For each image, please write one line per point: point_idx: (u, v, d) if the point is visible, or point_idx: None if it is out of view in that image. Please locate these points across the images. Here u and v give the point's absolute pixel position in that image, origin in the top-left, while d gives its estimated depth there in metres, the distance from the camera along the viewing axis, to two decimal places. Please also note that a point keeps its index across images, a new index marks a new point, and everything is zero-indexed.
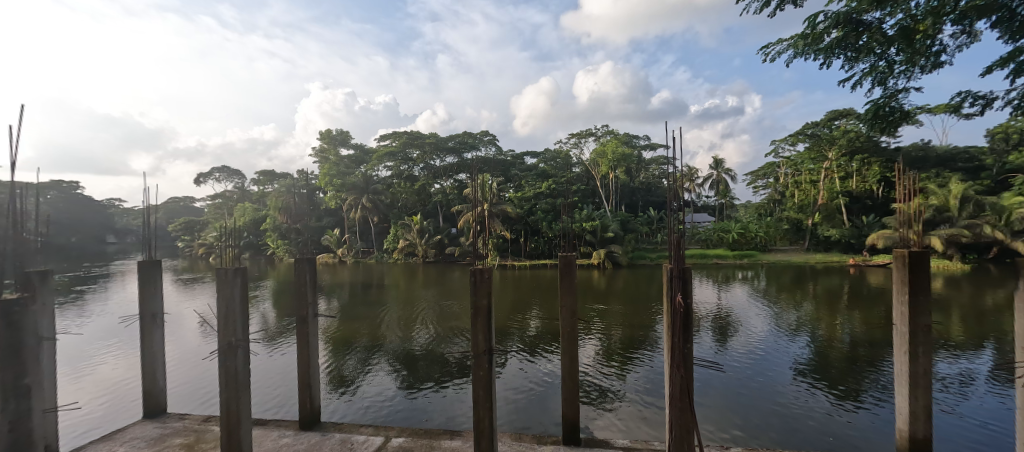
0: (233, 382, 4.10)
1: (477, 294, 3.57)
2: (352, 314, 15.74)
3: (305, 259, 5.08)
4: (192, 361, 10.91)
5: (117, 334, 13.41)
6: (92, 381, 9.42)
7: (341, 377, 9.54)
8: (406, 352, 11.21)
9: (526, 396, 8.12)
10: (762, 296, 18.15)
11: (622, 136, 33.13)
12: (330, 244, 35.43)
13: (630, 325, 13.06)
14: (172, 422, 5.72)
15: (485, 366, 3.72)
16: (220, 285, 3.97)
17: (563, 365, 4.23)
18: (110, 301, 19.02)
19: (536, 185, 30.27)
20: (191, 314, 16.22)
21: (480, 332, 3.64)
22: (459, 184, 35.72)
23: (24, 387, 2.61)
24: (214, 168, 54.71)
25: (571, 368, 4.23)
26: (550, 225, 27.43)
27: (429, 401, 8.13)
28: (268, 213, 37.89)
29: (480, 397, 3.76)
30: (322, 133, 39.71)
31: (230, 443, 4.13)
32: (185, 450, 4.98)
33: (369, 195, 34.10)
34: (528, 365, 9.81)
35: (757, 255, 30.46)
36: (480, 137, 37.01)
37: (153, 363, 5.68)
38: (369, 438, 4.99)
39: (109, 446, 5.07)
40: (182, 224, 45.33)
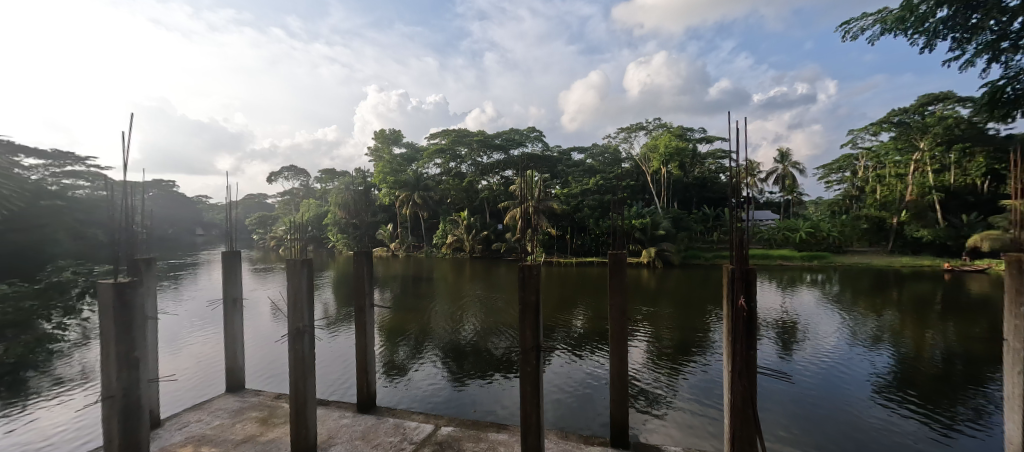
0: (301, 364, 4.43)
1: (526, 290, 3.57)
2: (404, 305, 16.51)
3: (363, 252, 5.35)
4: (266, 342, 12.02)
5: (205, 315, 15.11)
6: (184, 357, 10.66)
7: (393, 365, 10.01)
8: (453, 344, 11.50)
9: (573, 395, 8.04)
10: (834, 302, 16.53)
11: (676, 128, 31.55)
12: (384, 239, 37.33)
13: (682, 328, 12.42)
14: (249, 397, 6.33)
15: (533, 363, 3.72)
16: (290, 275, 4.33)
17: (612, 368, 4.11)
18: (199, 287, 21.41)
19: (583, 181, 29.81)
20: (264, 301, 17.82)
21: (528, 328, 3.66)
22: (505, 181, 36.01)
23: (133, 360, 2.98)
24: (283, 168, 59.65)
25: (620, 371, 4.09)
26: (597, 223, 26.89)
27: (476, 394, 8.30)
28: (329, 209, 40.67)
29: (528, 393, 3.76)
30: (377, 133, 41.78)
31: (297, 422, 4.46)
32: (260, 423, 5.48)
33: (420, 191, 35.39)
34: (575, 363, 9.69)
35: (829, 256, 27.74)
36: (527, 133, 36.99)
37: (234, 343, 6.30)
38: (421, 425, 5.19)
39: (199, 415, 5.72)
40: (257, 218, 49.96)
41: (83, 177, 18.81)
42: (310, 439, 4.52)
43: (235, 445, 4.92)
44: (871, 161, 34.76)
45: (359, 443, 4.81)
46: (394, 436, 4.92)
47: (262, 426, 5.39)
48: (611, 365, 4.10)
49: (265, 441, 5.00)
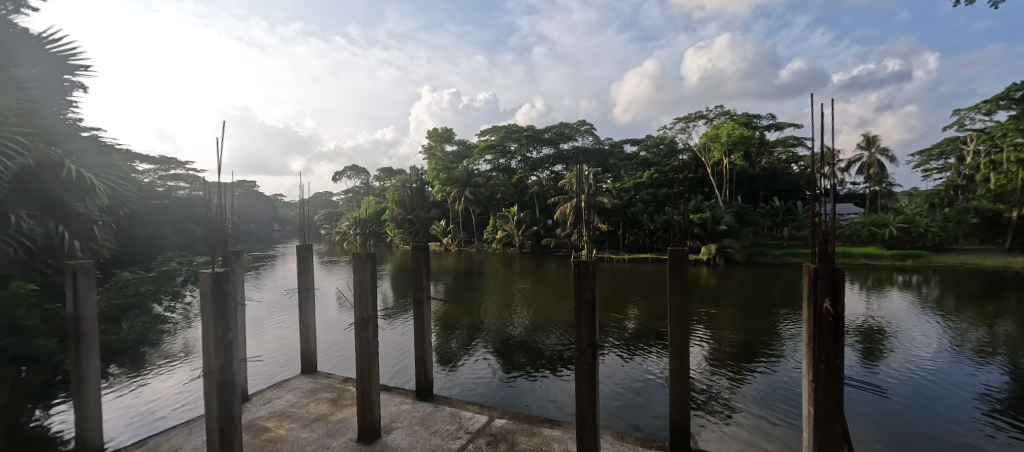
0: (366, 351, 4.70)
1: (581, 286, 3.48)
2: (456, 298, 17.05)
3: (421, 246, 5.54)
4: (334, 329, 12.99)
5: (281, 303, 16.65)
6: (265, 340, 11.83)
7: (447, 356, 10.36)
8: (503, 338, 11.63)
9: (628, 395, 7.79)
10: (932, 307, 14.49)
11: (740, 115, 29.10)
12: (438, 234, 38.76)
13: (747, 331, 11.55)
14: (320, 378, 6.86)
15: (589, 361, 3.62)
16: (356, 267, 4.63)
17: (671, 369, 3.89)
18: (275, 277, 23.63)
19: (636, 174, 28.47)
20: (331, 291, 19.27)
21: (584, 325, 3.57)
22: (555, 177, 35.64)
23: (227, 341, 3.31)
24: (346, 167, 63.78)
25: (681, 373, 3.85)
26: (652, 218, 25.72)
27: (527, 388, 8.33)
28: (387, 206, 42.87)
29: (583, 392, 3.69)
30: (430, 132, 43.24)
31: (363, 405, 4.72)
32: (331, 403, 5.92)
33: (471, 188, 36.18)
34: (629, 362, 9.38)
35: (926, 255, 24.30)
36: (577, 127, 36.25)
37: (308, 329, 6.87)
38: (475, 415, 5.30)
39: (280, 393, 6.31)
40: (324, 215, 54.03)
41: (182, 179, 21.46)
42: (374, 422, 4.78)
43: (309, 422, 5.37)
44: (985, 145, 29.73)
45: (418, 429, 5.03)
46: (450, 425, 5.08)
47: (331, 406, 5.81)
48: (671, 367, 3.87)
49: (335, 420, 5.39)
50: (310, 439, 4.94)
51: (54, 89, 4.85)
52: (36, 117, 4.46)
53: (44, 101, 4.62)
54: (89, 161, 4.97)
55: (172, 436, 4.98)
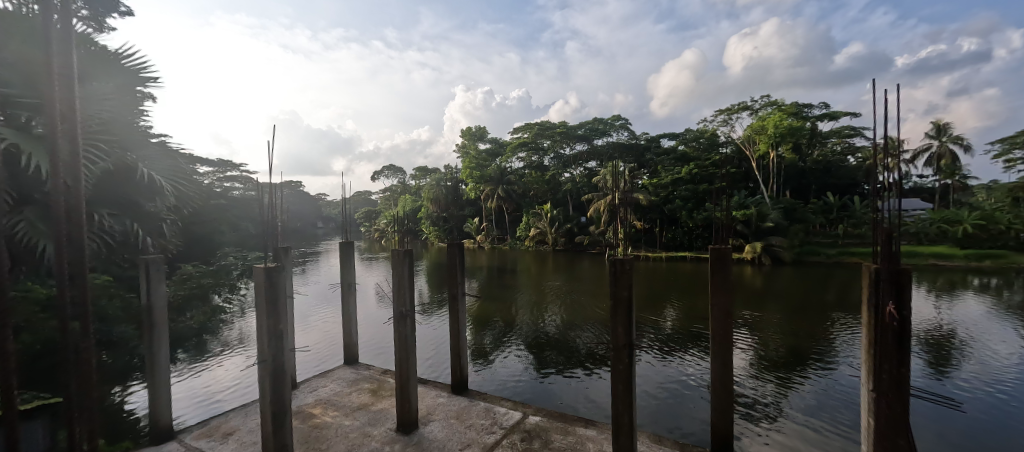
0: (404, 345, 4.85)
1: (618, 285, 3.41)
2: (490, 295, 17.21)
3: (456, 244, 5.61)
4: (374, 323, 13.49)
5: (325, 297, 17.52)
6: (311, 331, 12.49)
7: (481, 352, 10.50)
8: (536, 336, 11.61)
9: (665, 396, 7.58)
10: (1015, 313, 12.99)
11: (790, 105, 27.26)
12: (472, 231, 39.31)
13: (796, 335, 10.87)
14: (362, 369, 7.16)
15: (625, 361, 3.54)
16: (394, 263, 4.78)
17: (713, 374, 3.70)
18: (319, 272, 24.89)
19: (674, 169, 27.41)
20: (370, 286, 20.02)
21: (621, 325, 3.49)
22: (589, 173, 35.06)
23: (278, 332, 3.52)
24: (384, 167, 65.88)
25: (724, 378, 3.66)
26: (691, 216, 24.68)
27: (560, 386, 8.30)
28: (423, 204, 43.93)
29: (620, 392, 3.62)
30: (464, 131, 43.76)
31: (401, 397, 4.88)
32: (371, 394, 6.16)
33: (504, 185, 36.36)
34: (666, 364, 9.10)
35: (1009, 255, 21.78)
36: (612, 122, 35.42)
37: (350, 322, 7.18)
38: (509, 411, 5.34)
39: (325, 381, 6.66)
40: (364, 213, 56.24)
41: (237, 180, 23.05)
42: (412, 413, 4.93)
43: (352, 411, 5.62)
44: None
45: (454, 422, 5.14)
46: (485, 420, 5.15)
47: (372, 396, 6.05)
48: (712, 371, 3.70)
49: (376, 410, 5.62)
50: (353, 427, 5.18)
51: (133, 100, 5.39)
52: (115, 127, 4.93)
53: (123, 112, 5.14)
54: (158, 166, 5.43)
55: (231, 418, 5.38)
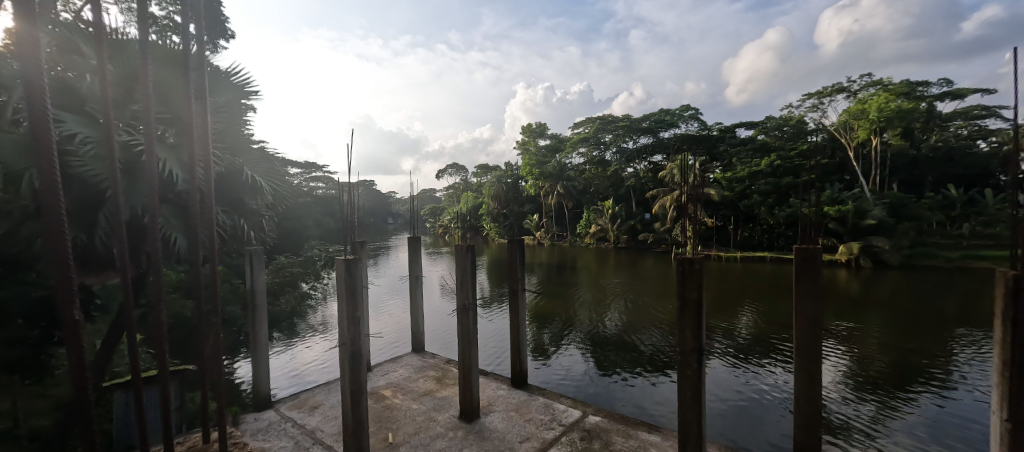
0: (467, 336, 5.04)
1: (686, 286, 3.22)
2: (549, 292, 17.23)
3: (516, 240, 5.68)
4: (439, 315, 14.16)
5: (395, 288, 18.73)
6: (383, 319, 13.45)
7: (540, 348, 10.55)
8: (597, 335, 11.40)
9: (738, 408, 7.04)
10: None
11: (900, 84, 23.54)
12: (531, 228, 39.55)
13: (902, 352, 9.46)
14: (428, 357, 7.56)
15: (694, 366, 3.35)
16: (458, 258, 4.99)
17: (797, 390, 3.32)
18: (389, 265, 26.68)
19: (752, 161, 25.12)
20: (435, 279, 21.02)
21: (689, 328, 3.32)
22: (654, 167, 33.41)
23: (356, 319, 3.84)
24: (447, 165, 68.50)
25: (812, 396, 3.25)
26: (772, 213, 22.44)
27: (621, 388, 8.08)
28: (484, 201, 45.03)
29: (688, 399, 3.43)
30: (524, 128, 43.96)
31: (465, 387, 5.07)
32: (436, 381, 6.49)
33: (563, 181, 36.04)
34: (741, 373, 8.45)
35: None
36: (680, 112, 33.38)
37: (417, 312, 7.60)
38: (569, 409, 5.31)
39: (395, 367, 7.13)
40: (429, 210, 59.08)
41: (320, 180, 25.45)
42: (475, 403, 5.11)
43: (419, 396, 5.98)
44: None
45: (514, 415, 5.25)
46: (544, 415, 5.19)
47: (437, 384, 6.38)
48: (796, 386, 3.32)
49: (441, 397, 5.92)
50: (420, 411, 5.50)
51: (241, 113, 6.22)
52: (226, 136, 5.70)
53: (232, 123, 5.93)
54: (259, 169, 6.19)
55: (316, 393, 5.99)
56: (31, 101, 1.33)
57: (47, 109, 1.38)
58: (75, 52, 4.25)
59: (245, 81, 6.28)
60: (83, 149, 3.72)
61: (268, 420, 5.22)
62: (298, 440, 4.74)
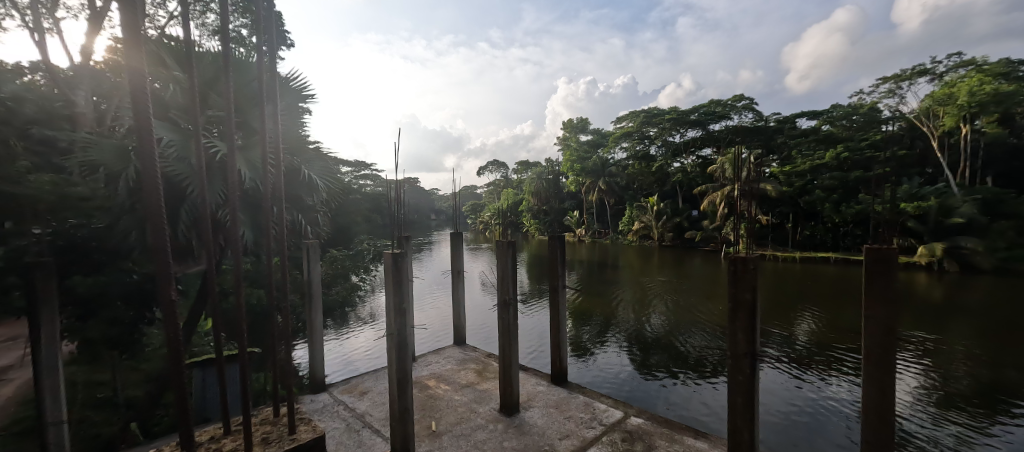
0: (507, 332, 5.07)
1: (738, 287, 3.03)
2: (590, 289, 17.01)
3: (557, 237, 5.62)
4: (480, 309, 14.41)
5: (438, 282, 19.30)
6: (426, 312, 13.90)
7: (580, 346, 10.44)
8: (640, 335, 11.08)
9: (796, 420, 6.58)
10: None
11: (998, 63, 20.63)
12: (572, 225, 39.17)
13: (996, 368, 8.35)
14: (469, 350, 7.71)
15: (746, 372, 3.16)
16: (498, 253, 5.04)
17: (864, 417, 2.84)
18: (432, 260, 27.54)
19: (814, 153, 23.22)
20: (476, 275, 21.42)
21: (741, 332, 3.12)
22: (703, 162, 31.81)
23: (402, 310, 4.00)
24: (489, 162, 69.31)
25: (884, 427, 2.74)
26: (837, 210, 20.63)
27: (664, 391, 7.80)
28: (524, 197, 45.18)
29: (738, 405, 3.25)
30: (565, 123, 43.47)
31: (505, 381, 5.12)
32: (477, 374, 6.62)
33: (605, 177, 35.34)
34: (798, 382, 7.87)
35: None
36: (733, 103, 31.51)
37: (459, 306, 7.77)
38: (609, 409, 5.21)
39: (438, 358, 7.35)
40: (471, 206, 60.18)
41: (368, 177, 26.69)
42: (515, 397, 5.15)
43: (461, 387, 6.13)
44: None
45: (553, 412, 5.24)
46: (585, 414, 5.13)
47: (478, 376, 6.49)
48: (864, 412, 2.84)
49: (482, 389, 6.03)
50: (462, 402, 5.64)
51: (298, 115, 6.61)
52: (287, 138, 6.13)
53: (292, 126, 6.36)
54: (315, 168, 6.58)
55: (365, 379, 6.33)
56: (136, 109, 1.44)
57: (151, 117, 1.48)
58: (159, 63, 4.69)
59: (302, 85, 6.67)
60: (168, 152, 4.14)
61: (323, 402, 5.58)
62: (349, 422, 5.04)
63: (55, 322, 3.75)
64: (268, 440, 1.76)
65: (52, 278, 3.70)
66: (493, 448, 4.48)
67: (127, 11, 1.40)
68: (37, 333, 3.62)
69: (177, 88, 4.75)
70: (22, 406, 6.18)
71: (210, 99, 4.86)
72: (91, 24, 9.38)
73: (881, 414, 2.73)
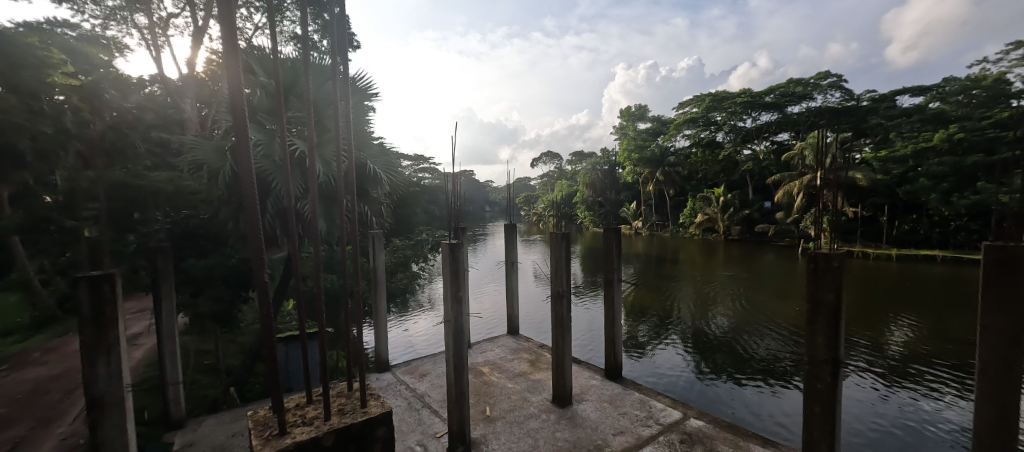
0: (561, 324, 5.06)
1: (820, 287, 2.74)
2: (647, 284, 16.44)
3: (612, 229, 5.46)
4: (534, 300, 14.55)
5: (492, 272, 19.74)
6: (481, 301, 14.31)
7: (636, 342, 10.18)
8: (701, 334, 10.53)
9: (886, 437, 5.92)
10: None
11: None
12: (629, 217, 37.86)
13: None
14: (522, 340, 7.81)
15: (826, 380, 2.89)
16: (551, 245, 5.01)
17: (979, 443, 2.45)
18: (486, 250, 28.23)
19: (918, 135, 20.19)
20: (530, 266, 21.59)
21: (820, 335, 2.85)
22: (778, 148, 29.10)
23: (458, 296, 4.15)
24: (543, 154, 69.00)
25: None
26: (947, 201, 17.87)
27: (728, 394, 7.39)
28: (578, 189, 44.49)
29: (816, 415, 2.99)
30: (623, 111, 41.90)
31: (558, 372, 5.13)
32: (530, 364, 6.70)
33: (665, 167, 33.70)
34: (891, 397, 7.01)
35: None
36: (815, 82, 28.34)
37: (512, 296, 7.87)
38: (667, 408, 5.03)
39: (492, 347, 7.54)
40: (525, 198, 60.51)
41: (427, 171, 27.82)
42: (568, 389, 5.15)
43: (514, 376, 6.25)
44: None
45: (607, 406, 5.17)
46: (641, 411, 5.01)
47: (531, 366, 6.58)
48: (980, 437, 2.43)
49: (534, 379, 6.10)
50: (515, 390, 5.75)
51: (364, 112, 7.04)
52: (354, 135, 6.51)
53: (359, 124, 6.76)
54: (380, 162, 6.96)
55: (424, 362, 6.67)
56: (235, 114, 1.52)
57: (245, 121, 1.56)
58: (249, 72, 5.19)
59: (367, 85, 7.09)
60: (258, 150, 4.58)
61: (387, 380, 5.99)
62: (410, 401, 5.36)
63: (172, 296, 4.38)
64: (343, 412, 1.91)
65: (169, 260, 4.33)
66: (546, 438, 4.53)
67: (224, 25, 1.50)
68: (159, 306, 4.26)
69: (263, 93, 5.24)
70: (149, 367, 7.37)
71: (290, 103, 5.34)
72: (193, 39, 10.68)
73: (1001, 442, 2.35)
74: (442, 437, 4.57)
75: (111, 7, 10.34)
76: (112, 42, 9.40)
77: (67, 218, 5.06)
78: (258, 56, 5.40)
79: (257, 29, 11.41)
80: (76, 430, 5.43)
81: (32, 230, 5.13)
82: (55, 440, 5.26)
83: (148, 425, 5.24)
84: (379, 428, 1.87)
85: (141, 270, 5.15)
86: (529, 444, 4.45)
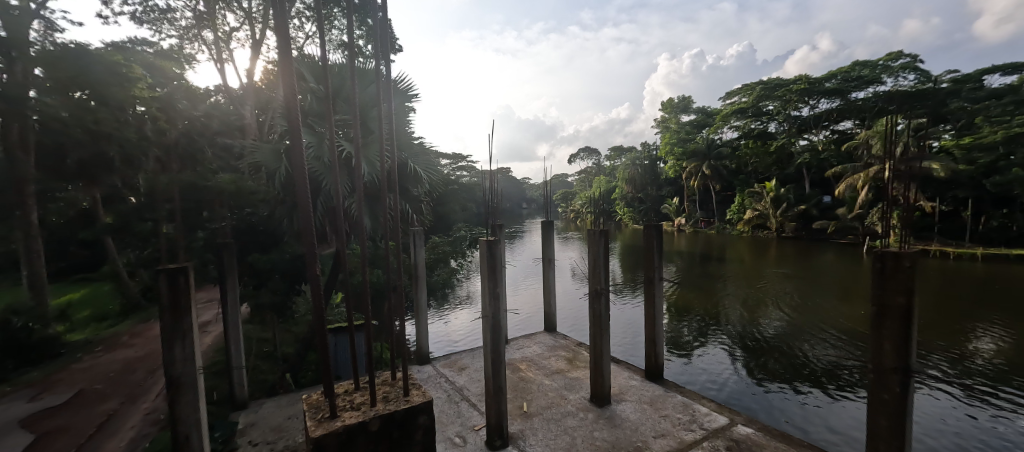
0: (599, 323, 4.98)
1: (889, 290, 2.52)
2: (691, 283, 15.84)
3: (654, 226, 5.30)
4: (572, 298, 14.40)
5: (529, 269, 19.75)
6: (518, 298, 14.40)
7: (678, 343, 9.86)
8: (751, 337, 10.00)
9: None
10: None
11: None
12: (670, 213, 36.59)
13: None
14: (560, 338, 7.78)
15: (894, 390, 2.67)
16: (589, 241, 4.94)
17: None
18: (523, 247, 28.35)
19: (1010, 120, 17.90)
20: (567, 263, 21.40)
21: (888, 341, 2.64)
22: (838, 138, 26.94)
23: (496, 293, 4.21)
24: (581, 149, 68.01)
25: None
26: None
27: (781, 401, 6.99)
28: (617, 185, 43.48)
29: (883, 428, 2.77)
30: (665, 103, 40.42)
31: (596, 371, 5.07)
32: (568, 361, 6.67)
33: (710, 161, 32.13)
34: (972, 413, 6.37)
35: None
36: (884, 64, 25.85)
37: (549, 293, 7.84)
38: (712, 413, 4.84)
39: (529, 343, 7.57)
40: (562, 195, 60.02)
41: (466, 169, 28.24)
42: (605, 388, 5.09)
43: (551, 373, 6.27)
44: None
45: (647, 408, 5.06)
46: (683, 414, 4.86)
47: (569, 364, 6.55)
48: None
49: (572, 377, 6.08)
50: (552, 388, 5.76)
51: (405, 113, 7.30)
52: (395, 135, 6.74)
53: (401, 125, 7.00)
54: (421, 161, 7.16)
55: (463, 357, 6.83)
56: (291, 121, 1.61)
57: (300, 126, 1.64)
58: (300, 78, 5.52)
59: (408, 86, 7.34)
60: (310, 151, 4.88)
61: (428, 372, 6.20)
62: (449, 393, 5.53)
63: (236, 288, 4.75)
64: (388, 399, 2.01)
65: (233, 254, 4.72)
66: (583, 437, 4.50)
67: (280, 36, 1.60)
68: (225, 296, 4.62)
69: (314, 98, 5.56)
70: (217, 352, 8.07)
71: (337, 106, 5.65)
72: (253, 50, 11.53)
73: None
74: (480, 430, 4.67)
75: (183, 25, 11.37)
76: (184, 57, 10.35)
77: (147, 216, 5.61)
78: (309, 63, 5.73)
79: (308, 37, 12.11)
80: (157, 407, 6.07)
81: (121, 227, 5.76)
82: (140, 414, 5.91)
83: (216, 405, 5.76)
84: (421, 416, 1.95)
85: (209, 263, 5.64)
86: (567, 442, 4.44)
